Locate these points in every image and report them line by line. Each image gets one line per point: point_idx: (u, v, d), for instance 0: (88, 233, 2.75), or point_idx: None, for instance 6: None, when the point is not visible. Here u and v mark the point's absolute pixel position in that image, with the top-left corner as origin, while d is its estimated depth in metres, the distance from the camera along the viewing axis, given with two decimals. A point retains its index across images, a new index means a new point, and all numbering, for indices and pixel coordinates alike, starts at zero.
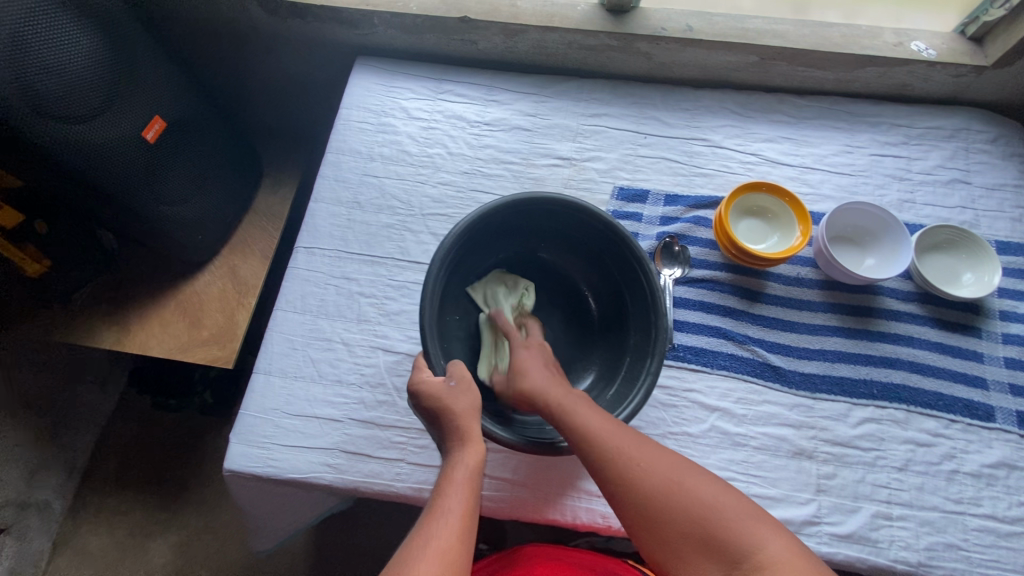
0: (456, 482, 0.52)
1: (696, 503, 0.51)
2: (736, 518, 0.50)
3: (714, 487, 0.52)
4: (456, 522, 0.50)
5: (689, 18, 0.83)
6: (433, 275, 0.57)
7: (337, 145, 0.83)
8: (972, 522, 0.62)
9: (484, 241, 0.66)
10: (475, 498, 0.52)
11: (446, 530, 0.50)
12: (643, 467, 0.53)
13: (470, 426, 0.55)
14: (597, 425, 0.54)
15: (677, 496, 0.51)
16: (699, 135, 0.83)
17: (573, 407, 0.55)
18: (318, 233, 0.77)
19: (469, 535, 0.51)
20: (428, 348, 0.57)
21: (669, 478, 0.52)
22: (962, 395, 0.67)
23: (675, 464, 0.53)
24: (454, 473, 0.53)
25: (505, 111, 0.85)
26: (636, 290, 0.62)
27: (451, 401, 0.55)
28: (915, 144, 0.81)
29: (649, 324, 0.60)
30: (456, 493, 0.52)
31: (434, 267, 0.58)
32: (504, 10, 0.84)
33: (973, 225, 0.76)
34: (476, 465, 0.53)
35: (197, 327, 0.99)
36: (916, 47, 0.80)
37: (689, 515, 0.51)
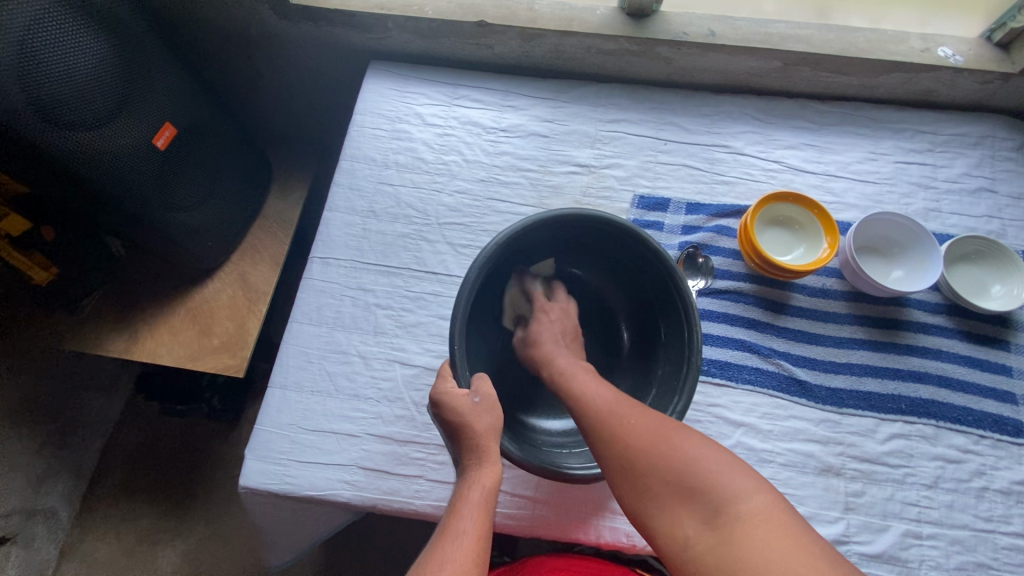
0: (473, 502, 0.51)
1: (676, 454, 0.47)
2: (717, 470, 0.45)
3: (701, 442, 0.48)
4: (474, 544, 0.48)
5: (710, 23, 0.81)
6: (469, 286, 0.56)
7: (352, 152, 0.81)
8: (1002, 540, 0.61)
9: (518, 250, 0.64)
10: (491, 521, 0.50)
11: (461, 551, 0.47)
12: (625, 421, 0.51)
13: (489, 445, 0.53)
14: (591, 388, 0.55)
15: (657, 448, 0.48)
16: (720, 141, 0.81)
17: (577, 375, 0.57)
18: (333, 243, 0.75)
19: (486, 558, 0.48)
20: (456, 358, 0.55)
21: (651, 432, 0.49)
22: (991, 410, 0.65)
23: (663, 422, 0.50)
24: (471, 493, 0.51)
25: (522, 117, 0.84)
26: (672, 318, 0.61)
27: (474, 418, 0.54)
28: (940, 151, 0.80)
29: (681, 358, 0.59)
30: (473, 515, 0.50)
31: (470, 278, 0.56)
32: (522, 13, 0.82)
33: (999, 235, 0.75)
34: (493, 485, 0.52)
35: (207, 335, 0.98)
36: (943, 53, 0.79)
37: (668, 467, 0.47)
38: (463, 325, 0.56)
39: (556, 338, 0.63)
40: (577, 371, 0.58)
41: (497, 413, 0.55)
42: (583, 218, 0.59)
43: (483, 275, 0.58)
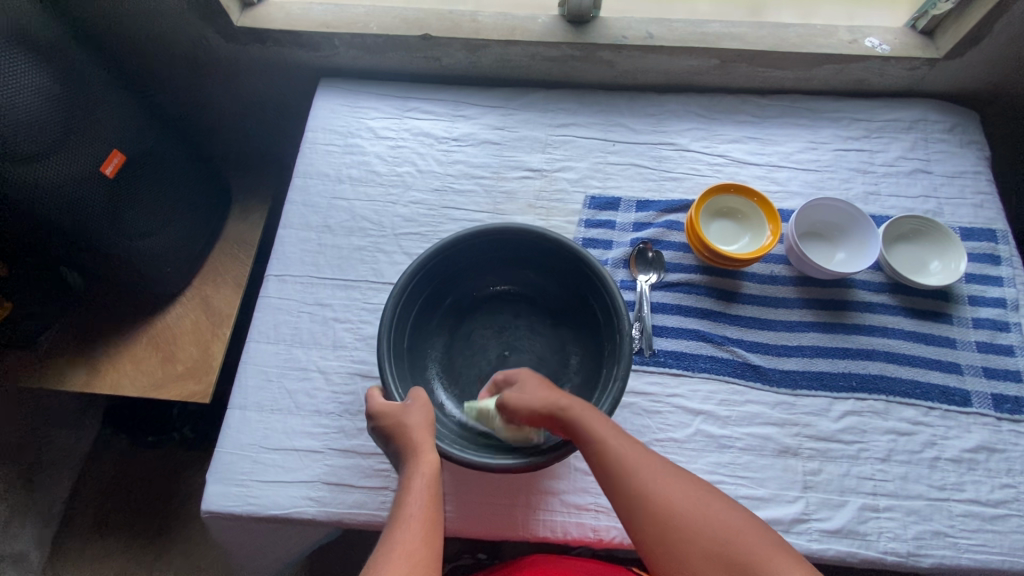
0: (416, 489, 0.52)
1: (721, 528, 0.48)
2: (758, 549, 0.47)
3: (738, 515, 0.50)
4: (421, 528, 0.49)
5: (648, 25, 0.83)
6: (390, 313, 0.60)
7: (305, 169, 0.82)
8: (957, 507, 0.62)
9: (446, 279, 0.68)
10: (437, 505, 0.51)
11: (408, 542, 0.49)
12: (662, 487, 0.51)
13: (423, 437, 0.54)
14: (613, 441, 0.53)
15: (702, 519, 0.49)
16: (666, 139, 0.84)
17: (589, 420, 0.54)
18: (289, 260, 0.76)
19: (437, 540, 0.50)
20: (385, 374, 0.58)
21: (691, 507, 0.50)
22: (938, 382, 0.68)
23: (697, 488, 0.51)
24: (413, 481, 0.52)
25: (472, 126, 0.85)
26: (600, 300, 0.63)
27: (403, 415, 0.55)
28: (875, 137, 0.83)
29: (616, 333, 0.61)
30: (416, 501, 0.51)
31: (389, 305, 0.61)
32: (465, 25, 0.84)
33: (936, 214, 0.78)
34: (432, 471, 0.53)
35: (172, 361, 0.97)
36: (870, 43, 0.81)
37: (713, 544, 0.48)
38: (390, 352, 0.59)
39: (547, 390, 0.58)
40: (594, 426, 0.54)
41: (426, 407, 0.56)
42: (480, 234, 0.63)
43: (404, 304, 0.62)
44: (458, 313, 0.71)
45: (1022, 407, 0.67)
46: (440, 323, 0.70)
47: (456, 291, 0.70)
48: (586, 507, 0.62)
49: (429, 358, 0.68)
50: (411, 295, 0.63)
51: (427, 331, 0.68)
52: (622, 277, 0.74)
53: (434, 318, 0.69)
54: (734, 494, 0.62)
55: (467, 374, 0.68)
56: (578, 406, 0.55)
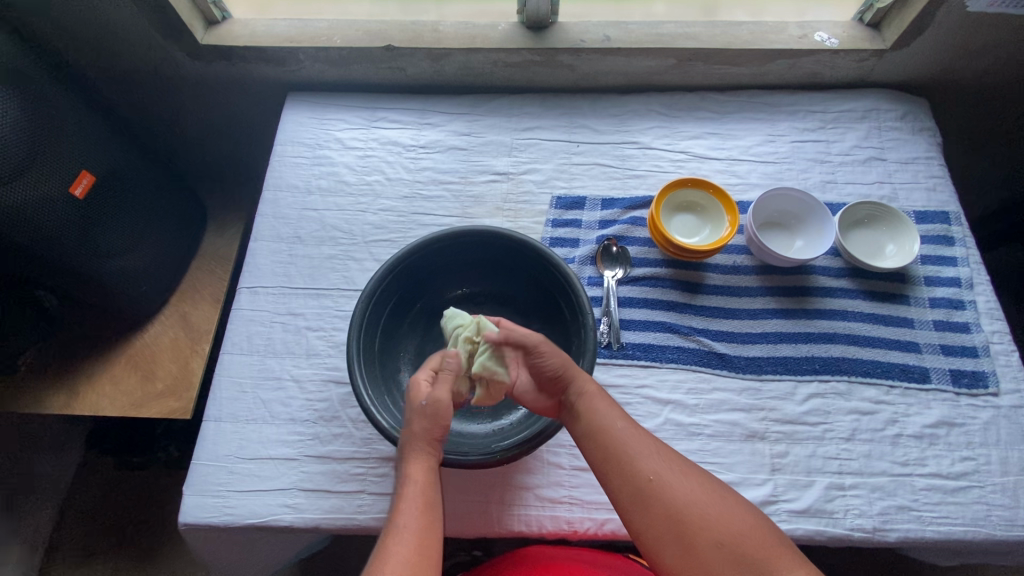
0: (410, 498, 0.52)
1: (722, 519, 0.51)
2: (756, 541, 0.50)
3: (739, 507, 0.52)
4: (414, 538, 0.50)
5: (605, 29, 0.85)
6: (359, 317, 0.62)
7: (275, 182, 0.83)
8: (919, 482, 0.64)
9: (416, 283, 0.69)
10: (432, 514, 0.52)
11: (405, 546, 0.49)
12: (665, 476, 0.53)
13: (429, 446, 0.55)
14: (620, 427, 0.56)
15: (704, 508, 0.51)
16: (629, 138, 0.86)
17: (598, 402, 0.57)
18: (260, 272, 0.77)
19: (433, 549, 0.50)
20: (355, 376, 0.59)
21: (701, 498, 0.52)
22: (898, 361, 0.70)
23: (699, 479, 0.53)
24: (407, 490, 0.53)
25: (439, 133, 0.87)
26: (565, 297, 0.65)
27: (414, 421, 0.56)
28: (831, 128, 0.85)
29: (581, 328, 0.63)
30: (411, 511, 0.52)
31: (359, 309, 0.62)
32: (427, 34, 0.85)
33: (891, 199, 0.80)
34: (431, 482, 0.54)
35: (151, 380, 0.97)
36: (820, 38, 0.83)
37: (720, 532, 0.50)
38: (360, 355, 0.61)
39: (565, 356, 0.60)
40: (606, 413, 0.57)
41: (434, 415, 0.56)
42: (447, 237, 0.65)
43: (374, 308, 0.64)
44: (430, 317, 0.72)
45: (979, 381, 0.69)
46: (412, 327, 0.71)
47: (428, 296, 0.71)
48: (560, 500, 0.63)
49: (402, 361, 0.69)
50: (380, 300, 0.64)
51: (398, 335, 0.69)
52: (589, 274, 0.76)
53: (405, 322, 0.70)
54: None
55: None
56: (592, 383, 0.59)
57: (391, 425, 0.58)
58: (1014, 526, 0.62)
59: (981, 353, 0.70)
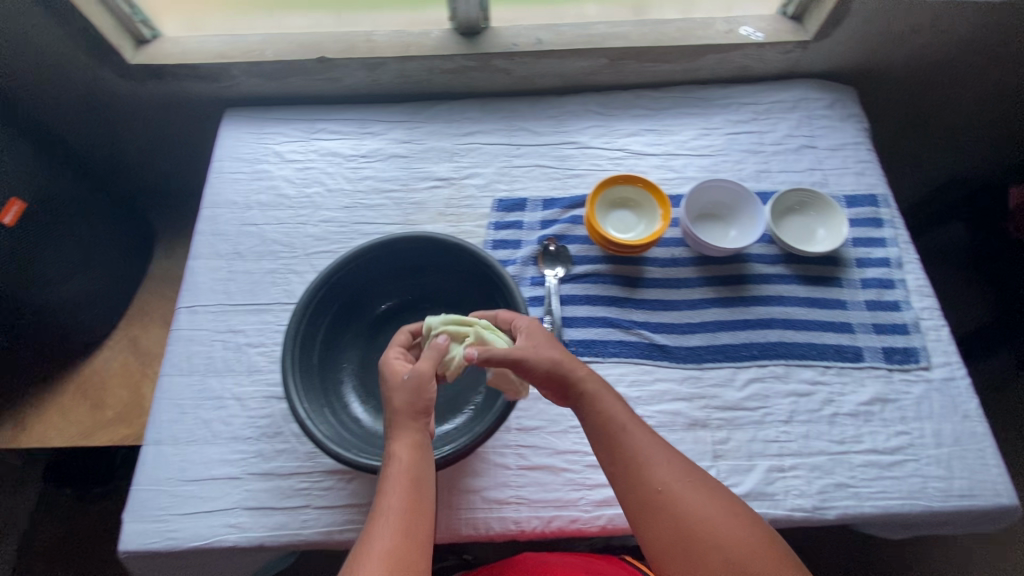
0: (393, 477, 0.51)
1: (730, 535, 0.50)
2: (763, 561, 0.49)
3: (750, 524, 0.51)
4: (396, 521, 0.49)
5: (537, 32, 0.86)
6: (294, 328, 0.61)
7: (213, 199, 0.82)
8: (856, 459, 0.65)
9: (357, 293, 0.69)
10: (416, 492, 0.50)
11: (392, 528, 0.49)
12: (677, 487, 0.52)
13: (406, 419, 0.53)
14: (632, 433, 0.55)
15: (715, 523, 0.51)
16: (568, 138, 0.87)
17: (608, 406, 0.57)
18: (198, 291, 0.76)
19: (418, 529, 0.49)
20: (289, 387, 0.58)
21: (711, 512, 0.51)
22: (832, 341, 0.71)
23: (713, 492, 0.53)
24: (390, 469, 0.51)
25: (380, 142, 0.87)
26: (504, 297, 0.65)
27: (393, 393, 0.54)
28: (763, 119, 0.87)
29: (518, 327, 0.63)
30: (394, 492, 0.50)
31: (294, 320, 0.62)
32: (360, 45, 0.85)
33: (822, 185, 0.82)
34: (411, 457, 0.52)
35: (100, 408, 0.93)
36: (745, 32, 0.85)
37: (728, 547, 0.49)
38: (295, 366, 0.60)
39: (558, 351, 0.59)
40: (617, 420, 0.56)
41: (411, 389, 0.54)
42: (380, 244, 0.66)
43: (311, 318, 0.64)
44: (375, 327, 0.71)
45: (910, 356, 0.71)
46: (356, 338, 0.70)
47: (373, 307, 0.71)
48: (507, 501, 0.63)
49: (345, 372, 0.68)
50: (317, 311, 0.64)
51: (342, 348, 0.68)
52: (531, 274, 0.76)
53: (347, 333, 0.69)
54: None
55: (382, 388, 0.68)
56: (600, 384, 0.58)
57: (326, 436, 0.57)
58: (949, 496, 0.64)
59: (912, 330, 0.72)
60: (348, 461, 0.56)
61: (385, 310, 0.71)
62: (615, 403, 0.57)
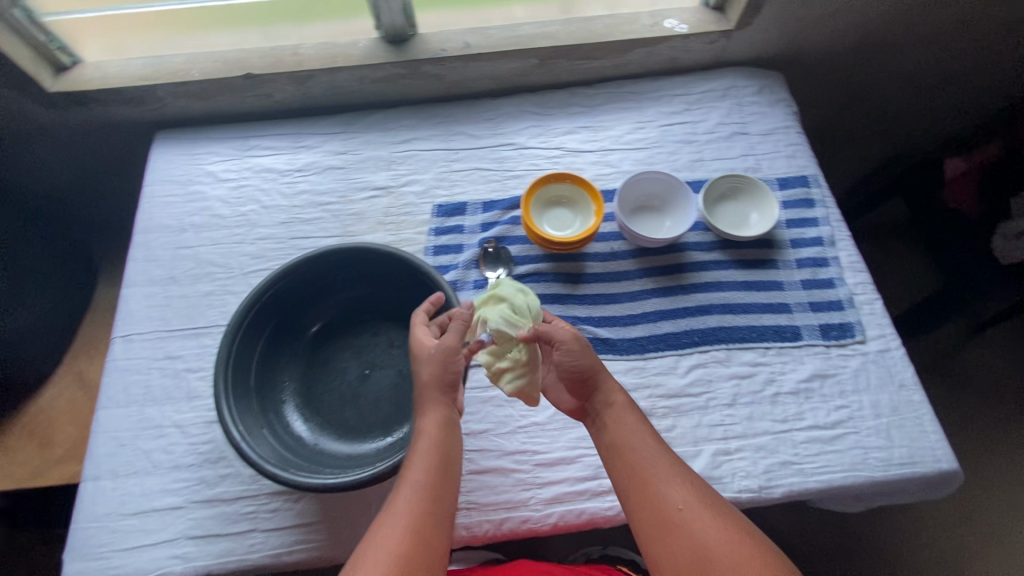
0: (420, 451, 0.54)
1: (743, 562, 0.48)
2: None
3: (765, 553, 0.49)
4: (419, 492, 0.52)
5: (465, 36, 0.86)
6: (226, 349, 0.60)
7: (145, 224, 0.81)
8: (799, 436, 0.66)
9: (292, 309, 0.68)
10: (442, 467, 0.54)
11: (415, 500, 0.52)
12: (691, 509, 0.52)
13: (432, 394, 0.57)
14: (648, 451, 0.56)
15: (727, 546, 0.49)
16: (505, 139, 0.87)
17: (627, 421, 0.58)
18: (133, 319, 0.74)
19: (438, 504, 0.52)
20: (221, 411, 0.57)
21: (724, 536, 0.50)
22: (770, 322, 0.73)
23: (730, 516, 0.52)
24: (418, 442, 0.55)
25: (315, 154, 0.86)
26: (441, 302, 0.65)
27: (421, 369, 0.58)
28: (694, 108, 0.89)
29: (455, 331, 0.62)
30: (418, 464, 0.54)
31: (226, 341, 0.60)
32: (287, 59, 0.84)
33: (755, 169, 0.84)
34: (438, 431, 0.56)
35: (49, 446, 0.88)
36: (670, 24, 0.87)
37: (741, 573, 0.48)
38: (227, 389, 0.58)
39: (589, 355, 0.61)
40: (636, 436, 0.57)
41: (439, 361, 0.58)
42: (311, 259, 0.65)
43: (244, 338, 0.62)
44: (315, 343, 0.70)
45: (846, 331, 0.72)
46: (295, 355, 0.69)
47: (311, 324, 0.70)
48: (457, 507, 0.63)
49: (286, 391, 0.67)
50: (250, 330, 0.63)
51: (281, 368, 0.67)
52: (474, 278, 0.76)
53: (285, 350, 0.68)
54: (597, 464, 0.65)
55: (325, 403, 0.67)
56: (623, 397, 0.60)
57: (263, 457, 0.56)
58: (890, 465, 0.65)
59: (847, 306, 0.74)
60: (287, 480, 0.54)
61: (324, 326, 0.71)
62: (634, 420, 0.58)
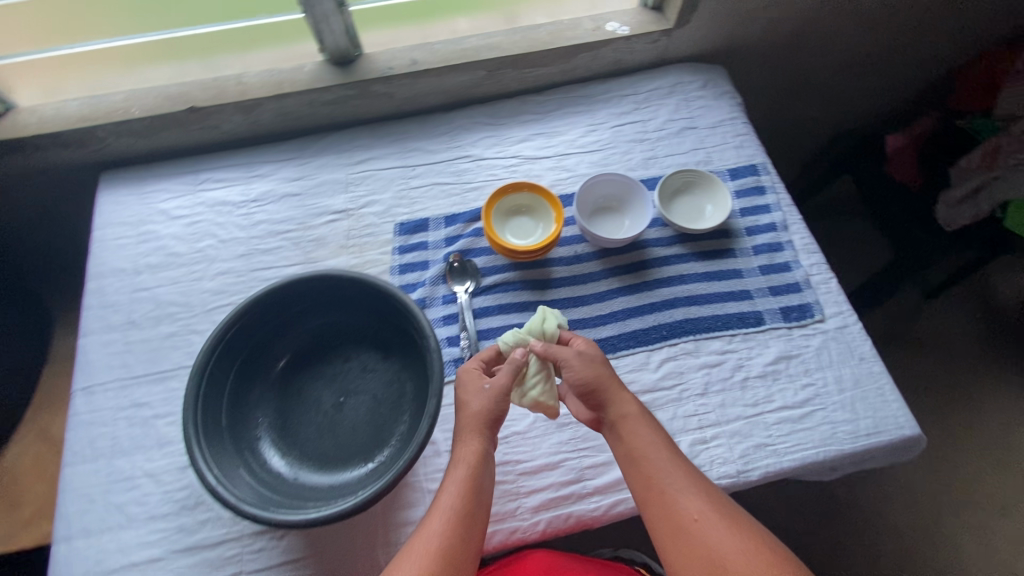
0: (453, 478, 0.57)
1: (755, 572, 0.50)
2: None
3: (776, 565, 0.50)
4: (450, 518, 0.55)
5: (412, 53, 0.87)
6: (193, 393, 0.58)
7: (98, 270, 0.78)
8: (771, 418, 0.68)
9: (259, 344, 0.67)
10: (473, 494, 0.56)
11: (442, 528, 0.54)
12: (704, 518, 0.53)
13: (470, 423, 0.60)
14: (662, 461, 0.56)
15: (739, 558, 0.51)
16: (461, 152, 0.87)
17: (641, 432, 0.58)
18: (94, 369, 0.71)
19: (467, 531, 0.55)
20: (193, 457, 0.55)
21: (735, 548, 0.51)
22: (734, 310, 0.75)
23: (743, 527, 0.53)
24: (454, 470, 0.58)
25: (270, 183, 0.85)
26: (411, 322, 0.64)
27: (467, 401, 0.61)
28: (643, 107, 0.91)
29: (427, 349, 0.62)
30: (450, 491, 0.57)
31: (192, 384, 0.59)
32: (232, 89, 0.83)
33: (706, 162, 0.86)
34: (473, 458, 0.58)
35: (14, 508, 0.84)
36: (611, 28, 0.88)
37: None
38: (198, 433, 0.57)
39: (606, 367, 0.63)
40: (651, 446, 0.57)
41: (489, 396, 0.61)
42: (274, 290, 0.64)
43: (211, 379, 0.61)
44: (286, 375, 0.69)
45: (806, 312, 0.75)
46: (267, 390, 0.68)
47: (281, 356, 0.69)
48: None
49: (261, 427, 0.65)
50: (216, 370, 0.62)
51: (253, 404, 0.66)
52: (442, 293, 0.76)
53: (255, 387, 0.67)
54: (580, 467, 0.66)
55: (302, 436, 0.65)
56: (638, 406, 0.60)
57: (241, 498, 0.55)
58: (858, 437, 0.67)
59: (804, 287, 0.77)
60: (267, 519, 0.53)
61: (294, 357, 0.70)
62: (649, 430, 0.58)
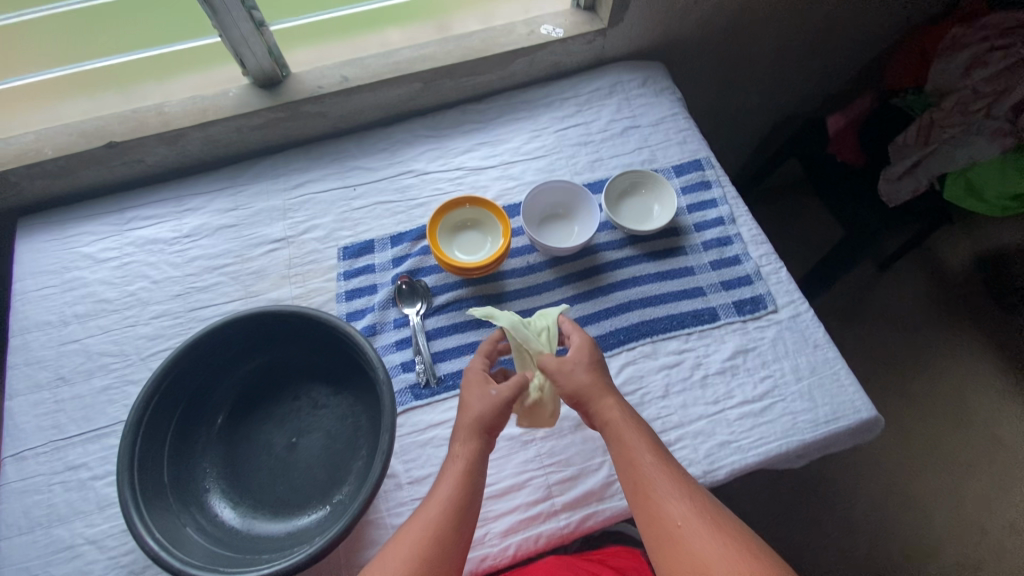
0: (449, 472, 0.56)
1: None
2: None
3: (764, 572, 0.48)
4: (445, 511, 0.53)
5: (341, 69, 0.83)
6: (127, 453, 0.54)
7: (20, 325, 0.73)
8: (732, 414, 0.68)
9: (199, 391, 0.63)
10: (467, 489, 0.54)
11: (432, 526, 0.52)
12: (689, 524, 0.52)
13: (468, 423, 0.58)
14: (650, 464, 0.55)
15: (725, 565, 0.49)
16: (403, 168, 0.85)
17: (629, 436, 0.57)
18: (23, 433, 0.67)
19: (460, 524, 0.53)
20: (132, 522, 0.51)
21: (721, 555, 0.49)
22: (688, 308, 0.75)
23: (730, 533, 0.51)
24: (449, 465, 0.56)
25: (203, 216, 0.81)
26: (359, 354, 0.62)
27: (469, 405, 0.59)
28: (585, 109, 0.90)
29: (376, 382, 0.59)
30: (445, 487, 0.55)
31: (127, 443, 0.55)
32: (152, 119, 0.79)
33: (651, 160, 0.86)
34: (469, 455, 0.56)
35: None
36: (546, 31, 0.87)
37: None
38: (136, 495, 0.53)
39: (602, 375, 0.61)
40: (638, 449, 0.56)
41: (492, 403, 0.58)
42: (209, 334, 0.61)
43: (146, 436, 0.57)
44: (232, 420, 0.66)
45: (758, 304, 0.75)
46: (212, 439, 0.64)
47: (225, 400, 0.66)
48: None
49: (209, 478, 0.62)
50: (152, 425, 0.58)
51: (197, 455, 0.62)
52: (393, 317, 0.74)
53: (199, 436, 0.63)
54: (547, 484, 0.65)
55: (253, 484, 0.62)
56: (628, 410, 0.59)
57: (188, 561, 0.51)
58: (818, 425, 0.67)
59: (755, 279, 0.77)
60: None
61: (239, 399, 0.66)
62: (638, 434, 0.57)
